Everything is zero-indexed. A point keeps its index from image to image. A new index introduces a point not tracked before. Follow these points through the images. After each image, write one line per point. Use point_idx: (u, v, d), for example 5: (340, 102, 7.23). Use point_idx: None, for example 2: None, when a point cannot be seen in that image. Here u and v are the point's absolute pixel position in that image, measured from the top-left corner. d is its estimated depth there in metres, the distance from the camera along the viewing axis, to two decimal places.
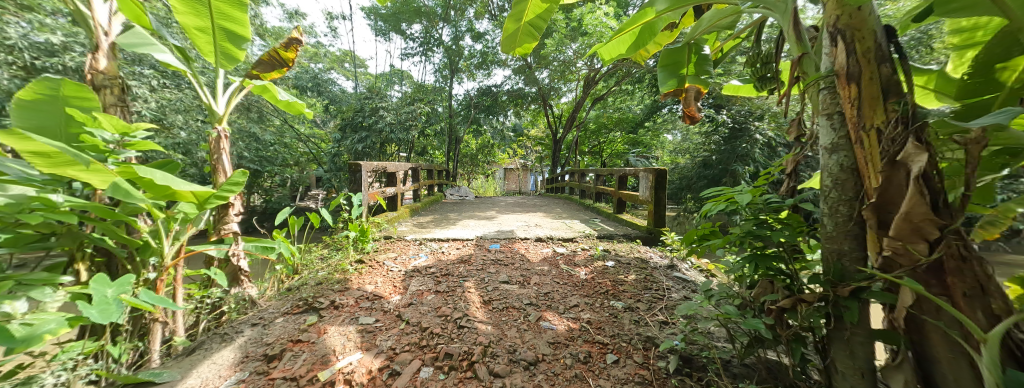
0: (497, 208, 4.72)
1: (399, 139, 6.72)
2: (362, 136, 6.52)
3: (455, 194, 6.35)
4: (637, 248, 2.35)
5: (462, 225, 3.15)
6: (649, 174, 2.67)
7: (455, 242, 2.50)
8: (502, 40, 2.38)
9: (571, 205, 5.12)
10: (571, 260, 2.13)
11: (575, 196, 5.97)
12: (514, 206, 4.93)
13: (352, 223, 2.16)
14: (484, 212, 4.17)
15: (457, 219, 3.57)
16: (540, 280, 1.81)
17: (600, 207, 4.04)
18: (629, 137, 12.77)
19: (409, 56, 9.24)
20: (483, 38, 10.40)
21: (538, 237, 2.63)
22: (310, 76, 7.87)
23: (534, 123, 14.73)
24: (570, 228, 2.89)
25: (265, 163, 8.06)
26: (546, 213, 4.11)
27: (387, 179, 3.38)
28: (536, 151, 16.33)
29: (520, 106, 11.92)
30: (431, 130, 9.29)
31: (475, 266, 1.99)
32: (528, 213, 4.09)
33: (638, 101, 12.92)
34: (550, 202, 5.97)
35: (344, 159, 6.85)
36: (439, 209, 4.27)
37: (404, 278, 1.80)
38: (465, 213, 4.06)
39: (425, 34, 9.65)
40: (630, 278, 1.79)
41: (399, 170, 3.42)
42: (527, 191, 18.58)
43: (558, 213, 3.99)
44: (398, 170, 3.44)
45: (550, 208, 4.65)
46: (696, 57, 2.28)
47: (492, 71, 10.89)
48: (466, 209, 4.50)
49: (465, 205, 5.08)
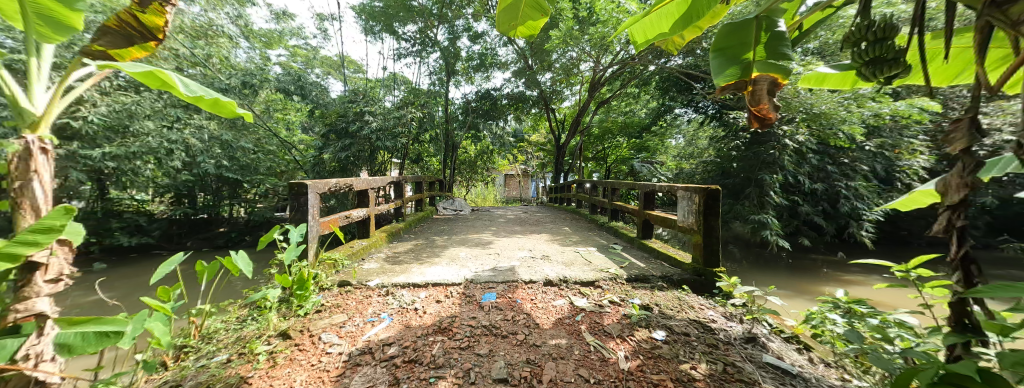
0: (494, 227, 4.08)
1: (387, 146, 6.10)
2: (345, 143, 5.89)
3: (448, 207, 5.73)
4: (687, 301, 1.68)
5: (450, 257, 2.50)
6: (693, 194, 2.02)
7: (436, 289, 1.85)
8: (497, 15, 1.76)
9: (580, 222, 4.46)
10: (597, 326, 1.46)
11: (583, 210, 5.36)
12: (514, 225, 4.28)
13: (282, 274, 1.49)
14: (480, 233, 3.53)
15: (446, 246, 2.93)
16: (558, 373, 1.14)
17: (617, 228, 3.40)
18: (636, 143, 12.15)
19: (402, 58, 8.70)
20: (481, 39, 9.88)
21: (547, 280, 1.98)
22: (293, 78, 7.30)
23: (534, 128, 14.16)
24: (588, 264, 2.24)
25: (245, 172, 7.47)
26: (554, 235, 3.46)
27: (358, 199, 2.76)
28: (537, 157, 15.71)
29: (520, 111, 11.42)
30: (425, 136, 8.70)
31: (457, 342, 1.32)
32: (531, 235, 3.43)
33: (643, 105, 12.35)
34: (556, 217, 5.32)
35: (328, 169, 6.24)
36: (426, 230, 3.62)
37: (344, 373, 1.14)
38: (457, 235, 3.42)
39: (419, 34, 9.12)
40: (703, 373, 1.12)
41: (373, 188, 2.80)
42: (528, 199, 17.94)
43: (568, 236, 3.33)
44: (373, 187, 2.80)
45: (557, 227, 4.00)
46: (767, 35, 1.66)
47: (492, 74, 10.46)
48: (458, 229, 3.86)
49: (459, 222, 4.46)
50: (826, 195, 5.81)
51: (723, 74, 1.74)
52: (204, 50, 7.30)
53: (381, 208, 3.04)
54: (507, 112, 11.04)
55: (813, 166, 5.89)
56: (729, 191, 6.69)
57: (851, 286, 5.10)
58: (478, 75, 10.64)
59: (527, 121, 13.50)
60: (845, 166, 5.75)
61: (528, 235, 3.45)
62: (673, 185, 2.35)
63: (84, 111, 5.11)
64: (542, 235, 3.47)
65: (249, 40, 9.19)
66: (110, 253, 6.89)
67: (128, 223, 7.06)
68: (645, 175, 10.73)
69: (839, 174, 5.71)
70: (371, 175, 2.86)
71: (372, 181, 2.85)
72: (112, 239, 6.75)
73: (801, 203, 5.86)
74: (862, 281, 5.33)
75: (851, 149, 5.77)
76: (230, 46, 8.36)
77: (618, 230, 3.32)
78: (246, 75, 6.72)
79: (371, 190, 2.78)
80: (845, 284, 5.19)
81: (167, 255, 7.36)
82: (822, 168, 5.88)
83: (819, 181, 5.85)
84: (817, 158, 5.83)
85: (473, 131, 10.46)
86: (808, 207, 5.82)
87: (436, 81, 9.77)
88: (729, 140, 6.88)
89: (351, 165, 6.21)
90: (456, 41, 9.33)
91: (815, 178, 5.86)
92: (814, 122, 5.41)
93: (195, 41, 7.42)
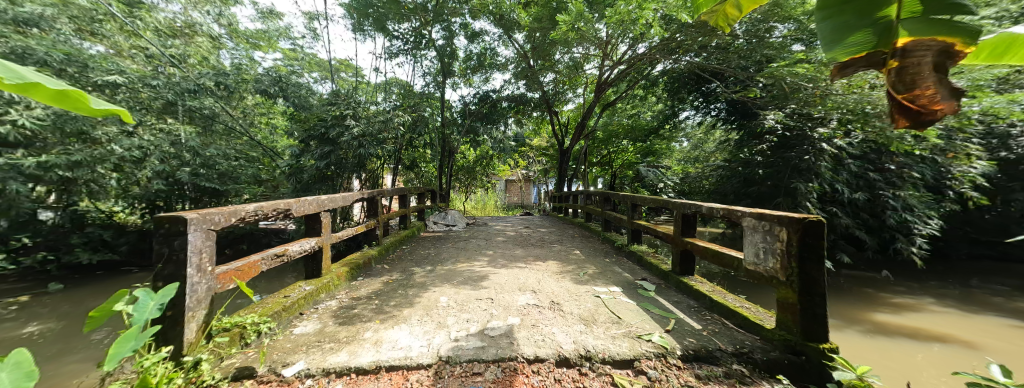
0: (491, 250, 3.41)
1: (372, 153, 5.48)
2: (325, 151, 5.28)
3: (439, 223, 5.08)
4: None
5: (427, 306, 1.84)
6: (779, 228, 1.38)
7: (394, 379, 1.19)
8: None
9: (590, 242, 3.80)
10: None
11: (593, 227, 4.71)
12: (514, 246, 3.61)
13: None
14: (472, 261, 2.87)
15: (425, 284, 2.26)
16: None
17: (642, 257, 2.73)
18: (642, 147, 11.50)
19: (394, 58, 8.15)
20: (479, 38, 9.33)
21: (563, 357, 1.31)
22: (272, 79, 6.68)
23: (535, 132, 13.57)
24: (618, 322, 1.58)
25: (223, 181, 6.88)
26: (563, 264, 2.79)
27: (308, 225, 2.12)
28: (539, 162, 15.08)
29: (520, 113, 10.88)
30: (419, 140, 8.09)
31: None
32: (536, 265, 2.76)
33: (650, 107, 11.78)
34: (561, 233, 4.67)
35: (307, 178, 5.64)
36: (407, 257, 2.97)
37: None
38: (443, 264, 2.76)
39: (413, 33, 8.56)
40: None
41: (329, 210, 2.16)
42: (529, 205, 17.28)
43: (581, 267, 2.66)
44: (329, 208, 2.18)
45: (565, 250, 3.33)
46: None
47: (491, 76, 9.91)
48: (446, 254, 3.18)
49: (450, 243, 3.81)
50: (867, 205, 5.14)
51: (843, 43, 1.08)
52: (180, 49, 6.75)
53: (345, 234, 2.41)
54: (507, 116, 10.59)
55: (852, 173, 5.22)
56: (754, 200, 6.02)
57: (907, 313, 4.38)
58: (477, 77, 10.08)
59: (528, 125, 12.93)
60: (889, 173, 5.08)
61: (532, 264, 2.79)
62: (732, 210, 1.71)
63: (18, 115, 4.47)
64: (548, 264, 2.80)
65: (234, 41, 8.67)
66: (73, 271, 6.23)
67: (91, 238, 6.39)
68: (653, 181, 10.06)
69: (883, 182, 5.04)
70: (329, 194, 2.24)
71: (329, 201, 2.23)
72: (72, 255, 6.08)
73: (840, 216, 5.16)
74: (916, 305, 4.62)
75: (895, 154, 5.10)
76: (211, 45, 7.82)
77: (644, 259, 2.67)
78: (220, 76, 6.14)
79: (326, 213, 2.16)
80: (899, 310, 4.48)
81: (137, 273, 6.69)
82: (862, 176, 5.21)
83: (859, 189, 5.18)
84: (856, 164, 5.16)
85: (472, 137, 10.12)
86: (849, 220, 5.13)
87: (430, 82, 9.20)
88: (752, 144, 6.23)
89: (333, 173, 5.59)
90: (453, 41, 8.80)
91: (855, 187, 5.18)
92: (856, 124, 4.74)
93: (169, 40, 6.85)
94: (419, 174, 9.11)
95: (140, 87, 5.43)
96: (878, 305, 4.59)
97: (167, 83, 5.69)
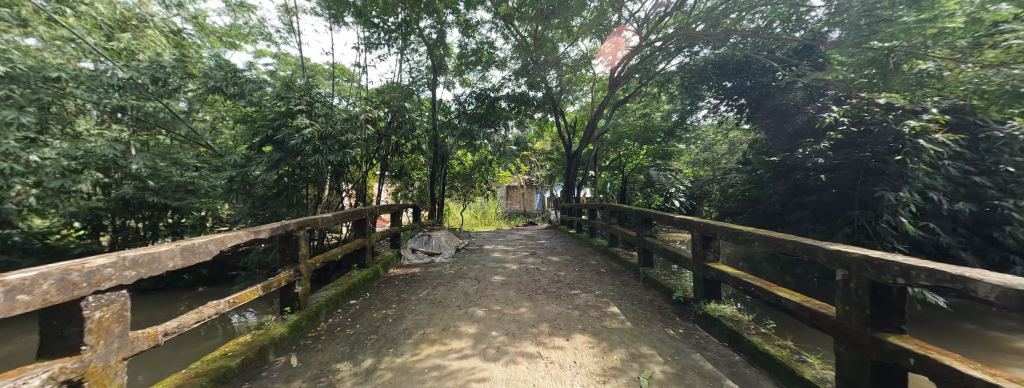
0: (483, 308, 2.27)
1: (332, 160, 4.36)
2: (275, 159, 4.17)
3: (416, 256, 4.01)
4: None
5: None
6: None
7: None
8: None
9: (626, 287, 2.67)
10: None
11: (623, 257, 3.60)
12: (517, 298, 2.47)
13: None
14: (447, 342, 1.74)
15: None
16: None
17: (739, 337, 1.59)
18: (655, 149, 10.39)
19: (374, 50, 7.06)
20: (475, 31, 8.25)
21: None
22: (224, 73, 5.19)
23: (539, 135, 12.51)
24: None
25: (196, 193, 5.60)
26: (604, 348, 1.63)
27: (47, 335, 0.88)
28: (542, 167, 13.81)
29: (522, 114, 9.80)
30: (407, 146, 7.00)
31: None
32: (558, 353, 1.60)
33: (664, 106, 10.68)
34: (579, 266, 3.55)
35: (259, 194, 4.54)
36: (343, 332, 1.86)
37: None
38: (396, 352, 1.63)
39: (399, 24, 7.49)
40: None
41: (88, 296, 0.92)
42: (533, 213, 16.15)
43: (641, 360, 1.50)
44: (107, 286, 0.96)
45: (596, 309, 2.19)
46: None
47: (489, 73, 8.84)
48: (410, 321, 2.06)
49: (428, 291, 2.71)
50: (971, 220, 3.98)
51: None
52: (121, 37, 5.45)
53: (180, 321, 1.23)
54: (507, 118, 9.54)
55: (946, 177, 4.07)
56: (813, 213, 4.81)
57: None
58: (473, 74, 9.02)
59: (530, 128, 11.85)
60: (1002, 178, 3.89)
61: (552, 350, 1.63)
62: None
63: None
64: (580, 348, 1.64)
65: (201, 37, 7.33)
66: None
67: None
68: (668, 186, 8.97)
69: (995, 190, 3.85)
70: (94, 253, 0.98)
71: (107, 267, 0.97)
72: None
73: (939, 233, 3.97)
74: None
75: (1008, 152, 3.93)
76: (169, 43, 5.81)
77: (748, 344, 1.53)
78: (152, 68, 4.96)
79: (95, 298, 0.92)
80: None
81: None
82: (961, 181, 4.05)
83: (960, 199, 4.01)
84: (954, 166, 4.00)
85: (468, 141, 9.30)
86: (950, 238, 3.95)
87: (419, 81, 8.07)
88: (807, 143, 4.88)
89: (290, 185, 4.51)
90: (444, 31, 7.73)
91: (954, 196, 4.00)
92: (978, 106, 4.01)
93: None
94: (409, 183, 7.97)
95: (41, 82, 4.30)
96: (960, 321, 3.62)
97: (80, 76, 4.56)
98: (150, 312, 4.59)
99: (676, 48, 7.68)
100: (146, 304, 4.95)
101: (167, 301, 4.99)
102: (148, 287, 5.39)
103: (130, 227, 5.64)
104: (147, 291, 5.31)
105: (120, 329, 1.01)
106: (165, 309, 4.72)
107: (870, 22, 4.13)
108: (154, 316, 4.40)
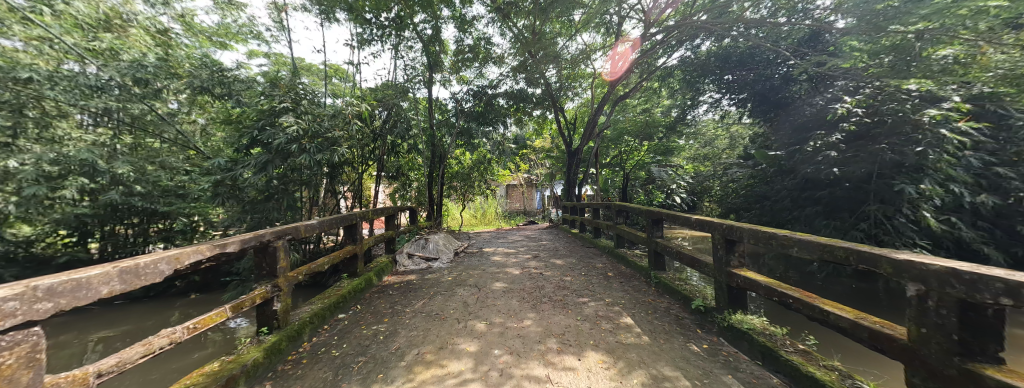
0: (484, 320, 2.10)
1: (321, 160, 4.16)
2: (261, 159, 3.95)
3: (411, 262, 3.80)
4: None
5: None
6: None
7: None
8: None
9: (637, 296, 2.50)
10: None
11: (631, 259, 3.42)
12: (521, 308, 2.29)
13: None
14: (443, 365, 1.56)
15: None
16: None
17: (774, 354, 1.44)
18: (656, 145, 10.21)
19: (366, 46, 6.80)
20: (471, 26, 7.98)
21: None
22: (210, 72, 4.88)
23: (538, 133, 12.33)
24: None
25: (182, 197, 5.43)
26: (621, 370, 1.46)
27: None
28: (542, 166, 13.53)
29: (522, 111, 9.60)
30: (404, 147, 6.77)
31: None
32: (569, 377, 1.42)
33: (665, 100, 10.45)
34: (585, 270, 3.37)
35: (247, 198, 4.33)
36: (328, 355, 1.73)
37: None
38: (387, 378, 1.46)
39: (393, 20, 7.22)
40: None
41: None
42: (534, 213, 15.91)
43: (667, 386, 1.33)
44: (11, 325, 0.82)
45: (608, 321, 2.02)
46: None
47: (487, 71, 8.63)
48: (404, 339, 1.87)
49: (422, 303, 2.50)
50: (993, 214, 3.77)
51: None
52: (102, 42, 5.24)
53: (121, 356, 1.12)
54: (506, 116, 9.32)
55: (967, 169, 3.85)
56: (825, 209, 4.62)
57: None
58: (471, 72, 8.79)
59: (529, 125, 11.64)
60: None
61: (562, 373, 1.45)
62: None
63: None
64: (594, 371, 1.46)
65: (189, 37, 7.03)
66: None
67: None
68: (669, 183, 8.80)
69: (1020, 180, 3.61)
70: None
71: (12, 302, 0.83)
72: None
73: (961, 228, 3.74)
74: None
75: None
76: (155, 43, 5.40)
77: (787, 364, 1.36)
78: (133, 68, 4.67)
79: None
80: None
81: None
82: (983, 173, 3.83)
83: (983, 191, 3.79)
84: (977, 156, 3.77)
85: (467, 139, 9.11)
86: (972, 232, 3.72)
87: (414, 78, 7.81)
88: (818, 136, 4.61)
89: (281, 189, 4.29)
90: (439, 27, 7.48)
91: (976, 189, 3.76)
92: (1000, 93, 3.77)
93: None
94: (406, 184, 7.76)
95: (11, 83, 4.13)
96: None
97: (56, 76, 4.34)
98: (140, 321, 4.37)
99: (678, 42, 7.44)
100: (137, 312, 4.72)
101: (159, 309, 4.76)
102: (140, 296, 5.20)
103: (120, 233, 5.35)
104: (138, 299, 5.09)
105: (30, 377, 0.87)
106: (156, 318, 4.50)
107: (886, 8, 4.12)
108: (144, 326, 4.17)
